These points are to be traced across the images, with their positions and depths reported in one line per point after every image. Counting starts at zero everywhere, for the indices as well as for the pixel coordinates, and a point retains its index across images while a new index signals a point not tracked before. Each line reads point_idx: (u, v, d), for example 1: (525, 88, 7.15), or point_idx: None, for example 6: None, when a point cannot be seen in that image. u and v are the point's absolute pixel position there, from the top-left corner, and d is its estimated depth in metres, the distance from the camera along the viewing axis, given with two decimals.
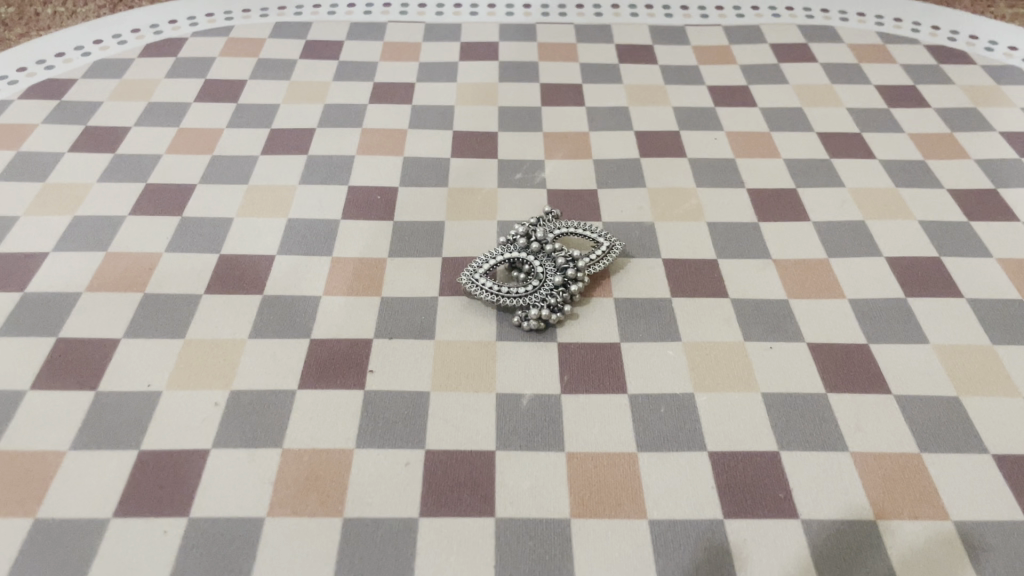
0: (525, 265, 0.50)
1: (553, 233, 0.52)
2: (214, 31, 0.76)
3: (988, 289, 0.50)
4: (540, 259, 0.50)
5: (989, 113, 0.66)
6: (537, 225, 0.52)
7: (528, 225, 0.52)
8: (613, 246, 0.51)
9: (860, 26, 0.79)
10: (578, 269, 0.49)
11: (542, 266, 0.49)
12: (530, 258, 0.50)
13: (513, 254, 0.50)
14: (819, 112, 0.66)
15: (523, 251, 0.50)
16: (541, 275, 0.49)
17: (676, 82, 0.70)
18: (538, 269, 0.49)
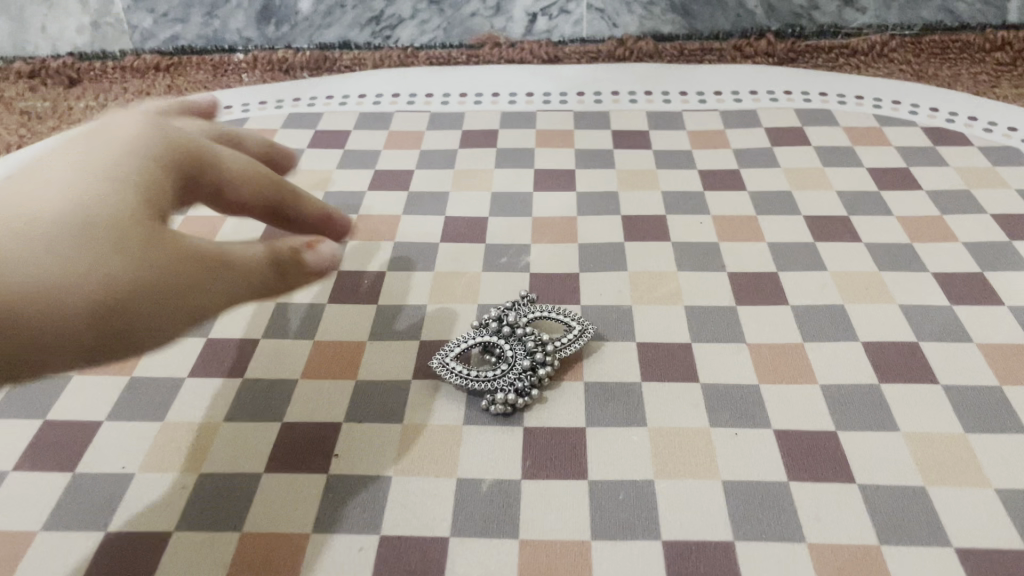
0: (497, 349, 0.51)
1: (527, 317, 0.53)
2: (230, 122, 0.80)
3: (965, 375, 0.49)
4: (512, 343, 0.51)
5: (982, 195, 0.66)
6: (510, 309, 0.54)
7: (502, 309, 0.53)
8: (585, 329, 0.52)
9: (858, 108, 0.79)
10: (547, 353, 0.50)
11: (512, 350, 0.51)
12: (503, 343, 0.51)
13: (486, 337, 0.52)
14: (808, 195, 0.67)
15: (494, 335, 0.52)
16: (513, 359, 0.50)
17: (668, 168, 0.72)
18: (508, 353, 0.50)
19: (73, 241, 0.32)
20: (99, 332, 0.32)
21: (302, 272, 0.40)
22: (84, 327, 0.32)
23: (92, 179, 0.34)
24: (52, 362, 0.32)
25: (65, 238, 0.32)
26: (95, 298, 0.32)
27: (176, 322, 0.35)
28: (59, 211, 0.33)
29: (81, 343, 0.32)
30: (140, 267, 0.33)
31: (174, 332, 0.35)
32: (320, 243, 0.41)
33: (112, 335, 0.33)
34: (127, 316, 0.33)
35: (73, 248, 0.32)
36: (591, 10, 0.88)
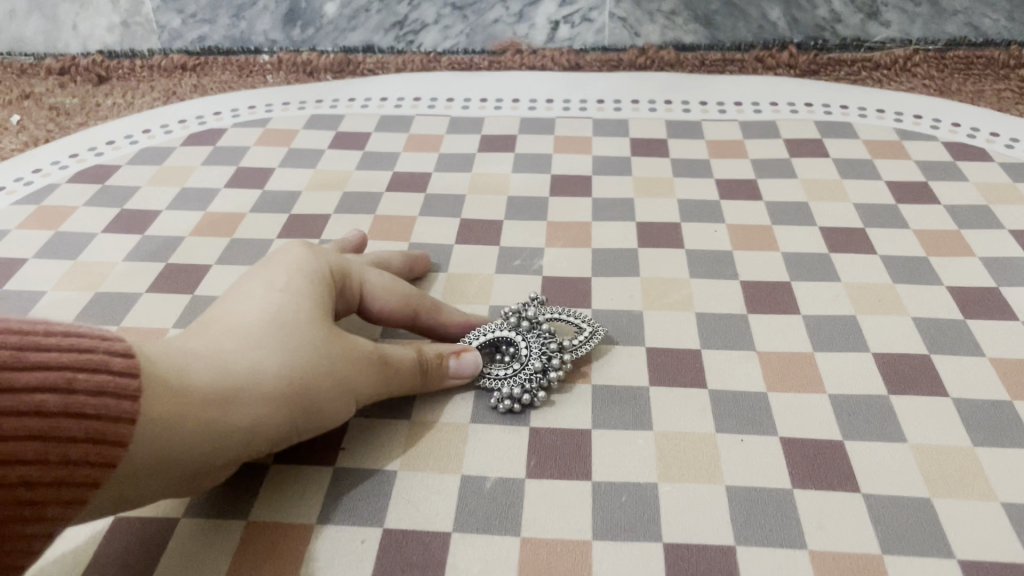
0: (511, 347, 0.52)
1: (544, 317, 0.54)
2: (253, 122, 0.81)
3: (976, 390, 0.49)
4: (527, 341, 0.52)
5: (1001, 210, 0.66)
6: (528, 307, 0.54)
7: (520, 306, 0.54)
8: (596, 331, 0.53)
9: (879, 122, 0.79)
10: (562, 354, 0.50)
11: (527, 348, 0.51)
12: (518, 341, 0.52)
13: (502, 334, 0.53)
14: (825, 206, 0.67)
15: (511, 331, 0.52)
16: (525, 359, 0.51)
17: (685, 176, 0.72)
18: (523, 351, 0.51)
19: (274, 350, 0.40)
20: (280, 423, 0.40)
21: (442, 376, 0.48)
22: (281, 416, 0.40)
23: (282, 294, 0.43)
24: (247, 449, 0.39)
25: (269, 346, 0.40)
26: (291, 394, 0.40)
27: (334, 408, 0.42)
28: (259, 325, 0.41)
29: (271, 433, 0.40)
30: (318, 376, 0.41)
31: (333, 416, 0.43)
32: (466, 354, 0.48)
33: (291, 425, 0.40)
34: (309, 410, 0.41)
35: (272, 356, 0.40)
36: (614, 18, 0.88)
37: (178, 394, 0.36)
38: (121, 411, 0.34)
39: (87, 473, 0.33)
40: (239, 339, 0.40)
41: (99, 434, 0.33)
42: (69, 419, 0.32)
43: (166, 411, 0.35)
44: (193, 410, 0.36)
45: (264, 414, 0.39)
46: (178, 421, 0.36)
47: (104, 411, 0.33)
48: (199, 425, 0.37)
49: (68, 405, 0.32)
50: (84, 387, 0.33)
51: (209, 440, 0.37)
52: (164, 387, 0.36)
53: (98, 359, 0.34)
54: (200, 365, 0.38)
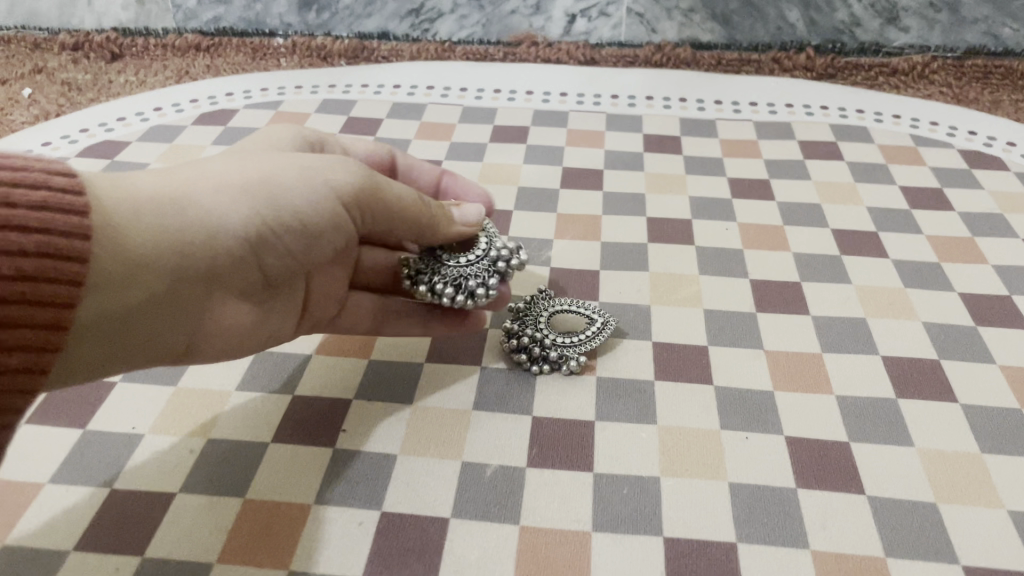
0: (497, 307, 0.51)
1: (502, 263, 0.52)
2: (265, 104, 0.80)
3: (985, 396, 0.49)
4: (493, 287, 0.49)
5: (1015, 218, 0.65)
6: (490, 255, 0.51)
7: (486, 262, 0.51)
8: (607, 322, 0.52)
9: (894, 127, 0.78)
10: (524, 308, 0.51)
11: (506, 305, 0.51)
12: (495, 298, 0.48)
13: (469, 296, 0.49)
14: (838, 209, 0.66)
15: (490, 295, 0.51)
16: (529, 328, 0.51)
17: (697, 174, 0.71)
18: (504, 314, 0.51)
19: (224, 164, 0.40)
20: (244, 239, 0.39)
21: (448, 221, 0.48)
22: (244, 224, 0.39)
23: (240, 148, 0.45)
24: (221, 265, 0.39)
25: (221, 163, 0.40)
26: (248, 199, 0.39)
27: (314, 192, 0.41)
28: (212, 157, 0.41)
29: (238, 238, 0.39)
30: (279, 179, 0.40)
31: (310, 221, 0.41)
32: (467, 204, 0.50)
33: (264, 214, 0.40)
34: (280, 193, 0.40)
35: (224, 166, 0.40)
36: (631, 14, 0.88)
37: (130, 192, 0.36)
38: (71, 227, 0.32)
39: (56, 289, 0.31)
40: (194, 164, 0.40)
41: (52, 247, 0.31)
42: (17, 236, 0.30)
43: (114, 204, 0.35)
44: (145, 207, 0.36)
45: (224, 217, 0.38)
46: (133, 222, 0.35)
47: (46, 225, 0.31)
48: (156, 231, 0.36)
49: (5, 218, 0.30)
50: (23, 202, 0.31)
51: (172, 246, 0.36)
52: (111, 186, 0.36)
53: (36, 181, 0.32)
54: (153, 176, 0.38)
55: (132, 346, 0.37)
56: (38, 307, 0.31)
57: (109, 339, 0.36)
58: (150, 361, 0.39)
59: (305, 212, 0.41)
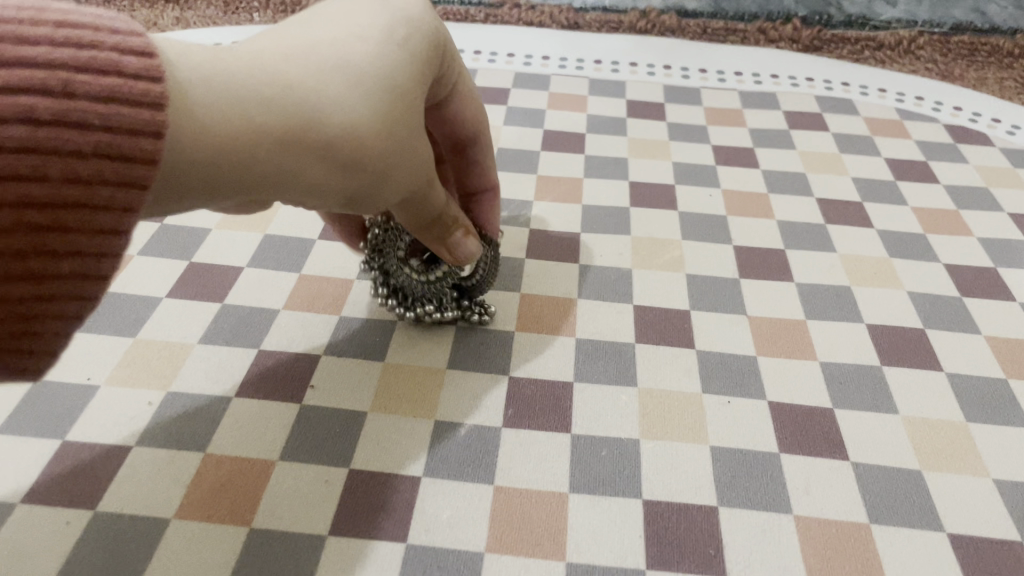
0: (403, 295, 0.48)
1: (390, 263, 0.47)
2: None
3: (970, 366, 0.48)
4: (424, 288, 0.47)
5: (1000, 193, 0.64)
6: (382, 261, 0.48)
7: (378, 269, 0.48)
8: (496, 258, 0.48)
9: (880, 101, 0.77)
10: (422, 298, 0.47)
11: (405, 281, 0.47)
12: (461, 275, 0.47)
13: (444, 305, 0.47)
14: (823, 178, 0.65)
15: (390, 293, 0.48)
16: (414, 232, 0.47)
17: (681, 140, 0.70)
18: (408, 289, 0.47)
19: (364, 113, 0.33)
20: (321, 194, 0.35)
21: (440, 240, 0.42)
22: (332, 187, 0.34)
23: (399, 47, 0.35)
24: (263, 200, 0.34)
25: (365, 97, 0.33)
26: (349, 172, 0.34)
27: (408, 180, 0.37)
28: (362, 74, 0.33)
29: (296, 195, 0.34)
30: (379, 173, 0.35)
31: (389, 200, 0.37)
32: (472, 239, 0.43)
33: (354, 188, 0.35)
34: (383, 178, 0.35)
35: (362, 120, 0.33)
36: None
37: (236, 115, 0.30)
38: (139, 122, 0.26)
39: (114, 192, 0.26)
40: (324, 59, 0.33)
41: (112, 149, 0.25)
42: (72, 129, 0.25)
43: (207, 151, 0.29)
44: (241, 147, 0.30)
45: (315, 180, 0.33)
46: (220, 164, 0.30)
47: (112, 120, 0.25)
48: (240, 174, 0.31)
49: (60, 111, 0.24)
50: (83, 90, 0.25)
51: (250, 187, 0.32)
52: (213, 98, 0.29)
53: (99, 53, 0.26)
54: (280, 82, 0.31)
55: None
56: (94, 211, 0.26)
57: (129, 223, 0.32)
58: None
59: (380, 198, 0.37)
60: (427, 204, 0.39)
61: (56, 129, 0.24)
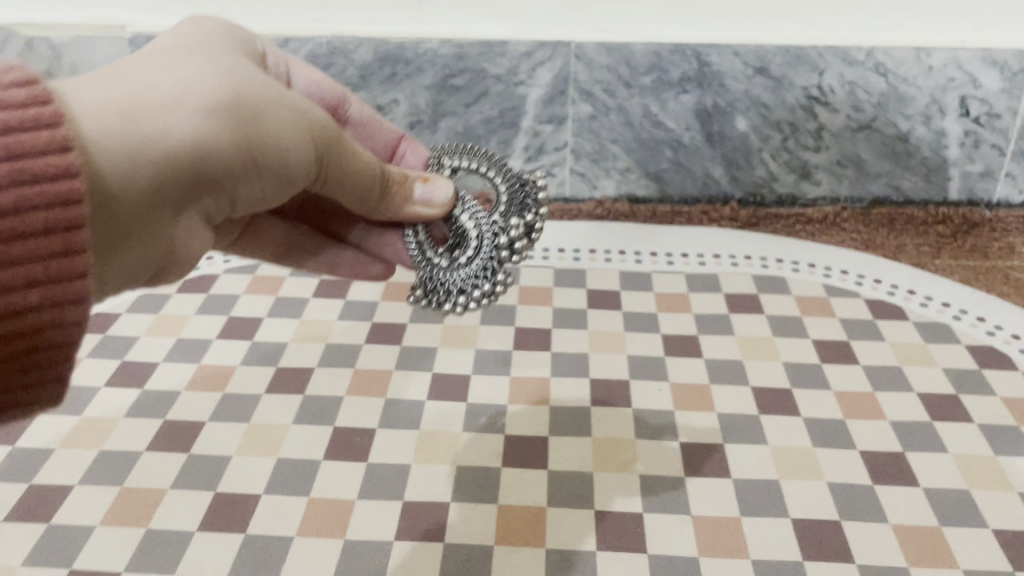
0: (489, 267, 0.60)
1: (465, 275, 0.61)
2: (244, 267, 0.88)
3: (878, 557, 0.57)
4: (481, 259, 0.61)
5: (912, 371, 0.74)
6: (459, 285, 0.61)
7: (465, 297, 0.61)
8: (495, 179, 0.62)
9: (809, 277, 0.88)
10: (495, 253, 0.60)
11: (478, 258, 0.61)
12: (490, 216, 0.61)
13: (503, 224, 0.60)
14: (757, 365, 0.75)
15: (483, 282, 0.60)
16: (427, 243, 0.64)
17: (634, 330, 0.80)
18: (482, 262, 0.61)
19: (208, 82, 0.47)
20: (225, 167, 0.49)
21: (404, 201, 0.60)
22: (231, 151, 0.48)
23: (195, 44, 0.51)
24: (203, 183, 0.49)
25: (190, 71, 0.48)
26: (235, 127, 0.48)
27: (287, 122, 0.50)
28: (188, 64, 0.48)
29: (220, 162, 0.48)
30: (255, 123, 0.49)
31: (288, 157, 0.51)
32: (432, 181, 0.61)
33: (241, 144, 0.48)
34: (257, 125, 0.49)
35: (208, 87, 0.47)
36: (574, 174, 0.97)
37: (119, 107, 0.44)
38: (43, 146, 0.38)
39: (50, 162, 0.39)
40: (162, 65, 0.48)
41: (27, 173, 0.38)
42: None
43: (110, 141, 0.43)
44: (136, 125, 0.44)
45: (216, 143, 0.47)
46: (117, 148, 0.43)
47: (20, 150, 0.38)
48: (140, 155, 0.44)
49: None
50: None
51: (160, 170, 0.45)
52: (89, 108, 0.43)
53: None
54: (132, 89, 0.45)
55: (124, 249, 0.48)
56: (42, 160, 0.38)
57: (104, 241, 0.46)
58: (139, 264, 0.50)
59: (286, 150, 0.50)
60: (321, 158, 0.53)
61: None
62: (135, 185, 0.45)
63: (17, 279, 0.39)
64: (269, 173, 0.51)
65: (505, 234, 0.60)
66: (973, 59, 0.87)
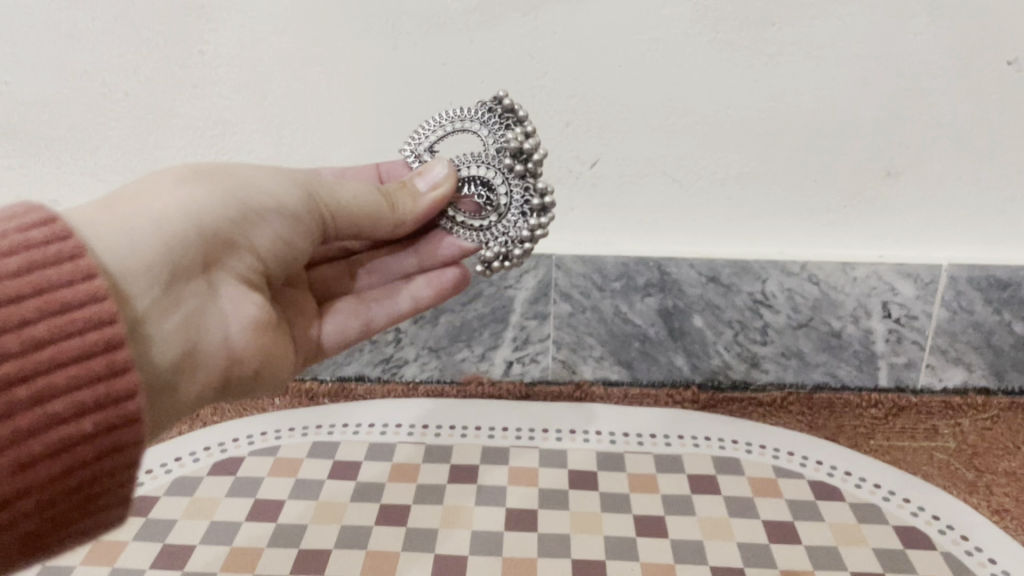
0: (520, 197, 0.80)
1: (509, 215, 0.80)
2: (266, 449, 1.00)
3: None
4: (514, 200, 0.80)
5: (846, 550, 0.86)
6: (513, 228, 0.80)
7: (522, 234, 0.80)
8: (478, 130, 0.80)
9: (760, 457, 1.01)
10: (518, 177, 0.79)
11: (510, 198, 0.80)
12: (488, 154, 0.80)
13: (505, 143, 0.79)
14: (714, 545, 0.87)
15: (524, 213, 0.80)
16: (466, 219, 0.81)
17: (609, 510, 0.92)
18: (515, 197, 0.80)
19: (172, 179, 0.69)
20: (220, 221, 0.69)
21: (414, 196, 0.77)
22: (215, 204, 0.68)
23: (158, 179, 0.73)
24: (212, 238, 0.68)
25: (160, 182, 0.69)
26: (211, 185, 0.69)
27: (245, 182, 0.72)
28: (157, 180, 0.69)
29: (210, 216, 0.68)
30: (217, 186, 0.70)
31: (262, 196, 0.71)
32: (426, 170, 0.78)
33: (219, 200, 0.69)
34: (221, 186, 0.70)
35: (174, 181, 0.68)
36: (556, 360, 1.12)
37: (114, 207, 0.65)
38: (63, 278, 0.54)
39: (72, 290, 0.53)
40: (141, 189, 0.69)
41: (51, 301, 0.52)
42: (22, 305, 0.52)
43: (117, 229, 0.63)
44: (137, 218, 0.64)
45: (200, 199, 0.67)
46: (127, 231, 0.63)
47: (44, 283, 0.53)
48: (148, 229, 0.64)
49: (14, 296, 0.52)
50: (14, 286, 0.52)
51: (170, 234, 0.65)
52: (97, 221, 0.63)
53: (7, 232, 0.54)
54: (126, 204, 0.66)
55: (154, 321, 0.64)
56: (68, 290, 0.53)
57: (135, 313, 0.62)
58: (176, 335, 0.66)
59: (254, 194, 0.71)
60: (309, 193, 0.73)
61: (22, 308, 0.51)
62: (155, 251, 0.64)
63: (69, 409, 0.52)
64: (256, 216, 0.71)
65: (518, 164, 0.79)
66: (891, 272, 1.03)
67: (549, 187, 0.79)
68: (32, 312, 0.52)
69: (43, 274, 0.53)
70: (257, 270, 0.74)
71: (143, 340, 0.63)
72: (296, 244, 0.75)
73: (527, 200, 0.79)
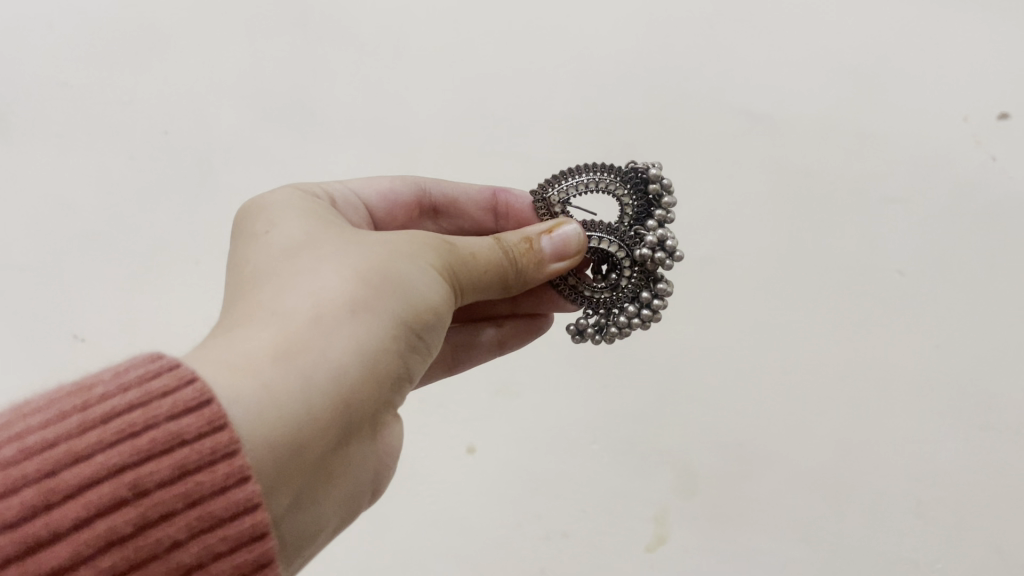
0: (631, 283, 0.93)
1: (622, 297, 0.94)
2: None
3: None
4: (631, 286, 0.93)
5: None
6: (622, 318, 0.93)
7: (626, 322, 0.93)
8: (614, 191, 0.94)
9: None
10: (640, 267, 0.93)
11: (626, 281, 0.94)
12: (618, 227, 0.93)
13: (637, 223, 0.93)
14: None
15: (636, 305, 0.93)
16: (578, 283, 0.95)
17: None
18: (629, 282, 0.93)
19: (324, 292, 0.67)
20: (386, 359, 0.68)
21: (543, 271, 0.86)
22: (374, 330, 0.66)
23: (289, 257, 0.72)
24: (379, 373, 0.67)
25: (310, 299, 0.66)
26: (376, 302, 0.67)
27: (410, 279, 0.71)
28: (304, 292, 0.67)
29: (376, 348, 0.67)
30: (379, 291, 0.68)
31: (425, 293, 0.71)
32: (553, 233, 0.87)
33: (384, 316, 0.68)
34: (383, 296, 0.68)
35: (328, 298, 0.66)
36: None
37: (257, 353, 0.61)
38: (214, 485, 0.52)
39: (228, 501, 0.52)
40: (282, 304, 0.66)
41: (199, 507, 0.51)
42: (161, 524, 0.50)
43: (276, 390, 0.59)
44: (293, 365, 0.61)
45: (366, 334, 0.66)
46: (282, 392, 0.60)
47: (193, 496, 0.51)
48: (311, 386, 0.61)
49: (146, 510, 0.50)
50: (151, 489, 0.50)
51: (338, 392, 0.63)
52: (247, 375, 0.59)
53: (159, 419, 0.52)
54: (276, 342, 0.62)
55: (317, 472, 0.63)
56: (219, 503, 0.52)
57: (304, 457, 0.61)
58: (331, 501, 0.66)
59: (420, 304, 0.71)
60: (450, 274, 0.76)
61: (166, 528, 0.51)
62: (312, 411, 0.61)
63: None
64: (421, 326, 0.72)
65: (652, 251, 0.91)
66: None
67: (667, 291, 0.92)
68: (181, 533, 0.51)
69: (195, 480, 0.52)
70: (414, 368, 0.74)
71: (302, 485, 0.62)
72: (445, 328, 0.77)
73: (644, 291, 0.93)
